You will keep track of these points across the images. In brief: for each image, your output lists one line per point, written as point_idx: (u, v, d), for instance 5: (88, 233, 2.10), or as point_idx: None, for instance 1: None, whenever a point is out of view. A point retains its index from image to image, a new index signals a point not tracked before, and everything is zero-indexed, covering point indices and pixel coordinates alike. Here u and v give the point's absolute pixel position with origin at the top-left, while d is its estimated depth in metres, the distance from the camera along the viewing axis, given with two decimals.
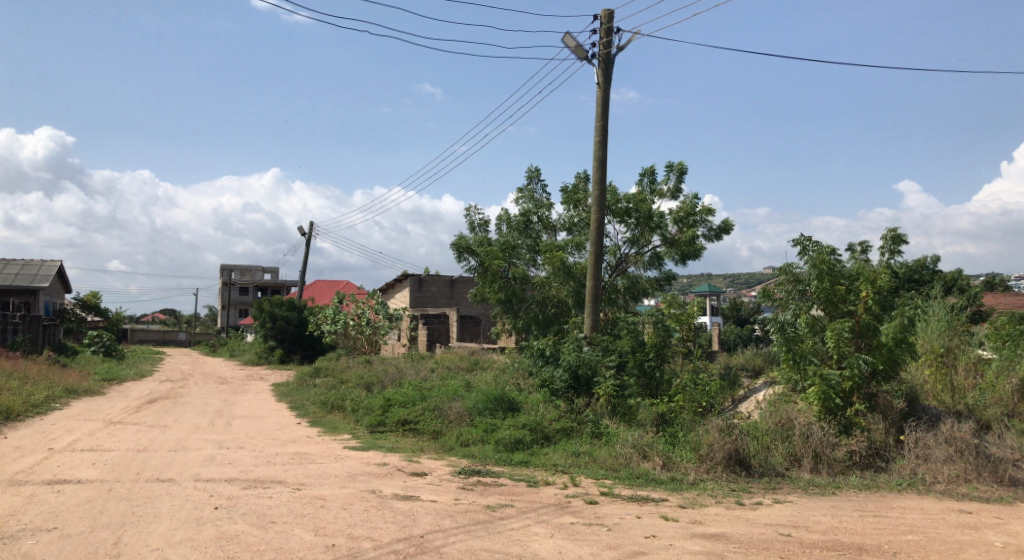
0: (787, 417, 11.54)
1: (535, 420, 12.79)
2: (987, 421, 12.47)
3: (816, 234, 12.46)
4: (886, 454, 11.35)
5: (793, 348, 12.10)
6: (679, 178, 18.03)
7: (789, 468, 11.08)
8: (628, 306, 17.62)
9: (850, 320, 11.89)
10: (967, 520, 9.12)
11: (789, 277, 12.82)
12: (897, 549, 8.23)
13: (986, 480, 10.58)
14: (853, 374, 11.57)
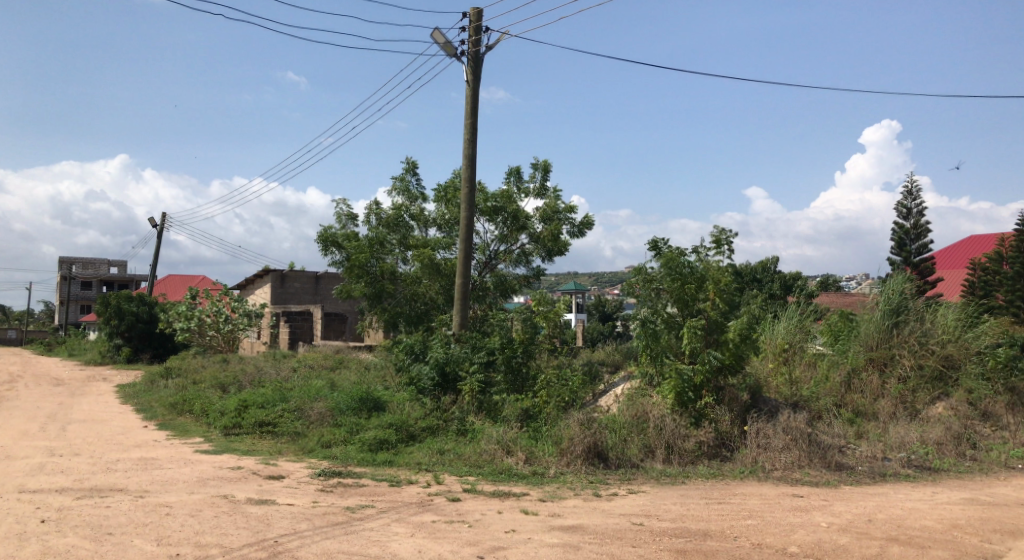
0: (643, 409, 12.07)
1: (400, 419, 12.74)
2: (820, 411, 13.40)
3: (667, 236, 13.02)
4: (730, 444, 12.03)
5: (653, 343, 12.68)
6: (545, 178, 18.37)
7: (644, 459, 11.53)
8: (495, 304, 17.74)
9: (700, 318, 12.56)
10: (798, 504, 9.83)
11: (642, 277, 13.15)
12: (737, 532, 8.76)
13: (816, 466, 11.37)
14: (704, 368, 12.17)
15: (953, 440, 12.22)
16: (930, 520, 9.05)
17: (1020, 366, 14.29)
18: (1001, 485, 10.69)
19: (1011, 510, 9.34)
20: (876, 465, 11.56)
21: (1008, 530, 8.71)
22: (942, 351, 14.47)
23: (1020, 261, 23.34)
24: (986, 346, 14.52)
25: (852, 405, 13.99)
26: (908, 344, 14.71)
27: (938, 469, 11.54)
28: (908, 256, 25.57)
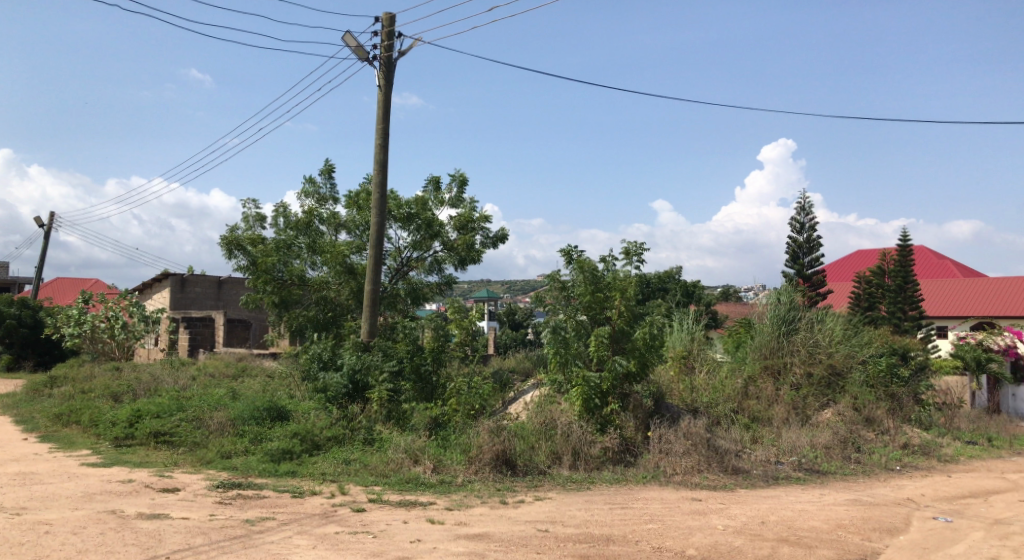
0: (551, 417, 11.97)
1: (304, 428, 12.32)
2: (717, 418, 13.52)
3: (580, 243, 12.71)
4: (634, 450, 11.91)
5: (563, 350, 12.42)
6: (461, 189, 18.24)
7: (551, 465, 11.39)
8: (406, 311, 17.32)
9: (606, 326, 12.53)
10: (697, 507, 9.90)
11: (556, 285, 12.85)
12: (639, 537, 8.72)
13: (714, 470, 11.50)
14: (611, 375, 12.11)
15: (839, 444, 12.70)
16: (818, 520, 9.25)
17: (900, 373, 15.12)
18: (882, 486, 11.21)
19: (889, 510, 9.80)
20: (769, 469, 11.83)
21: (887, 528, 9.02)
22: (830, 359, 15.05)
23: (900, 275, 24.61)
24: (868, 355, 15.30)
25: (749, 411, 14.12)
26: (799, 352, 15.27)
27: (826, 472, 11.98)
28: (801, 268, 26.58)
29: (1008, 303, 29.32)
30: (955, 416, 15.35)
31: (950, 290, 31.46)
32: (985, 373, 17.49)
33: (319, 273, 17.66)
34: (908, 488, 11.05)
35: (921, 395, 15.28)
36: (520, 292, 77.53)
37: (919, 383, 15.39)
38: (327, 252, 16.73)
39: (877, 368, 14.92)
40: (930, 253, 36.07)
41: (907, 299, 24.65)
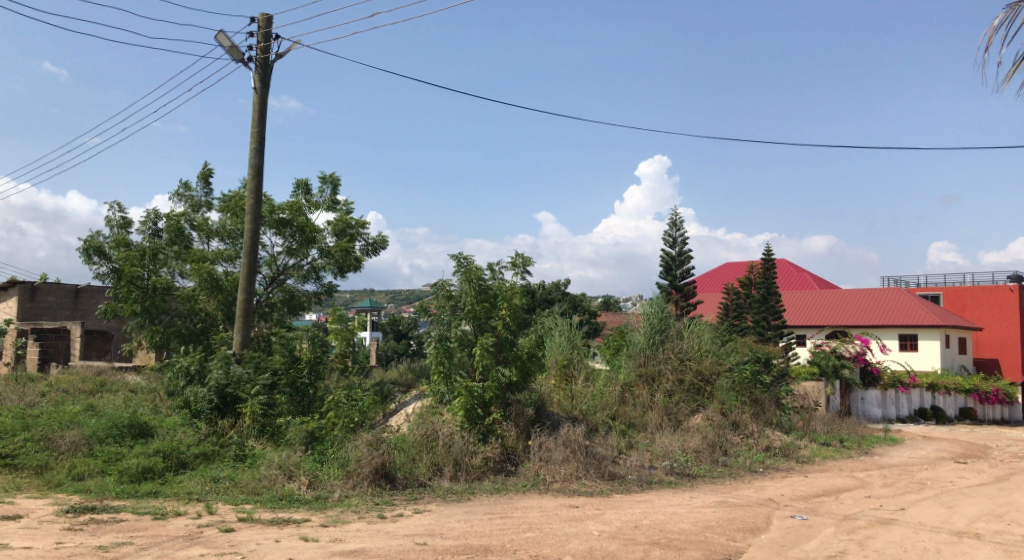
0: (433, 428, 11.37)
1: (169, 445, 11.75)
2: (595, 425, 13.44)
3: (469, 252, 11.84)
4: (515, 459, 11.46)
5: (445, 360, 11.76)
6: (334, 192, 17.93)
7: (432, 478, 10.79)
8: (284, 322, 16.72)
9: (491, 334, 11.80)
10: (574, 513, 9.49)
11: (442, 294, 12.01)
12: (516, 546, 8.36)
13: (592, 476, 11.11)
14: (494, 385, 11.64)
15: (708, 448, 13.22)
16: (686, 523, 9.38)
17: (763, 380, 15.68)
18: (746, 487, 11.70)
19: (752, 511, 10.20)
20: (643, 474, 11.80)
21: (749, 528, 9.38)
22: (699, 366, 15.64)
23: (764, 286, 25.94)
24: (734, 363, 15.85)
25: (625, 417, 14.31)
26: (671, 360, 15.75)
27: (695, 475, 12.29)
28: (673, 280, 27.52)
29: (860, 314, 31.26)
30: (811, 419, 16.24)
31: (809, 302, 33.27)
32: (838, 379, 18.61)
33: (187, 283, 17.03)
34: (769, 488, 11.61)
35: (782, 400, 15.99)
36: (401, 304, 76.76)
37: (779, 389, 16.13)
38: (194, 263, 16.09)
39: (743, 376, 15.43)
40: (792, 266, 38.16)
41: (769, 309, 26.02)
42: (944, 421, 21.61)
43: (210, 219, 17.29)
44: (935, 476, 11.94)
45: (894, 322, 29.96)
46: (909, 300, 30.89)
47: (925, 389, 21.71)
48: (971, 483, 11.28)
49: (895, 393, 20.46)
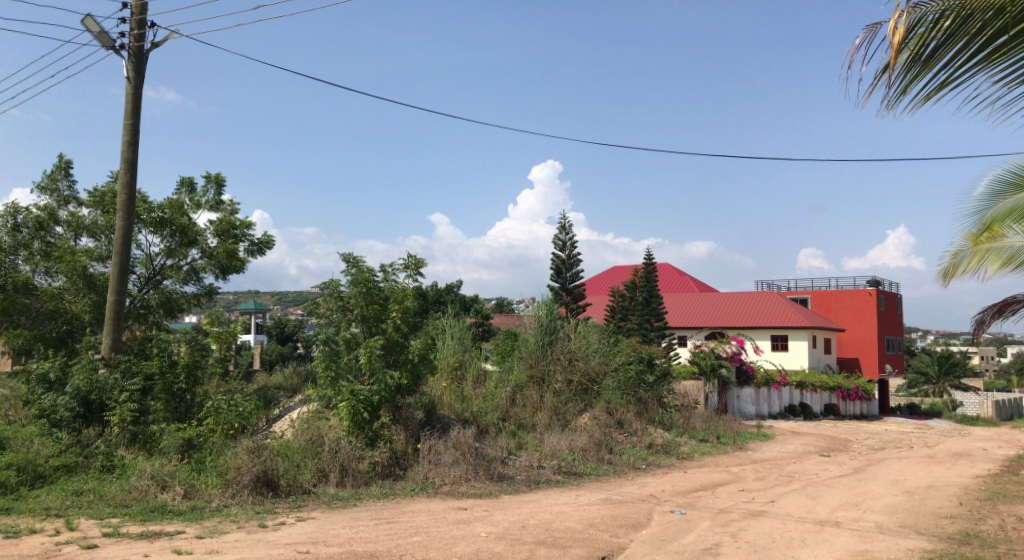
0: (319, 433, 11.07)
1: (25, 458, 11.05)
2: (485, 426, 13.38)
3: (360, 253, 11.53)
4: (404, 463, 11.38)
5: (332, 364, 11.45)
6: (218, 190, 17.49)
7: (317, 484, 10.55)
8: (159, 324, 16.07)
9: (381, 337, 11.60)
10: (462, 516, 9.52)
11: (332, 294, 11.84)
12: (403, 551, 8.28)
13: (481, 478, 11.19)
14: (381, 388, 11.38)
15: (594, 447, 13.43)
16: (572, 521, 9.59)
17: (646, 379, 16.35)
18: (629, 484, 12.05)
19: (634, 508, 10.52)
20: (531, 473, 11.86)
21: (631, 524, 9.73)
22: (586, 366, 15.93)
23: (647, 288, 26.85)
24: (620, 363, 16.35)
25: (516, 418, 14.19)
26: (560, 361, 15.96)
27: (582, 473, 12.40)
28: (564, 282, 28.06)
29: (738, 315, 32.70)
30: (691, 416, 16.88)
31: (690, 305, 34.50)
32: (716, 378, 19.46)
33: (52, 281, 16.14)
34: (650, 484, 12.04)
35: (664, 399, 16.65)
36: (284, 305, 74.70)
37: (662, 388, 16.82)
38: (62, 258, 15.28)
39: (628, 375, 16.02)
40: (674, 269, 39.58)
41: (653, 312, 26.94)
42: (811, 417, 22.92)
43: (80, 214, 16.57)
44: (801, 469, 12.69)
45: (768, 323, 31.49)
46: (781, 302, 32.49)
47: (794, 387, 22.97)
48: (832, 474, 12.06)
49: (767, 390, 21.59)
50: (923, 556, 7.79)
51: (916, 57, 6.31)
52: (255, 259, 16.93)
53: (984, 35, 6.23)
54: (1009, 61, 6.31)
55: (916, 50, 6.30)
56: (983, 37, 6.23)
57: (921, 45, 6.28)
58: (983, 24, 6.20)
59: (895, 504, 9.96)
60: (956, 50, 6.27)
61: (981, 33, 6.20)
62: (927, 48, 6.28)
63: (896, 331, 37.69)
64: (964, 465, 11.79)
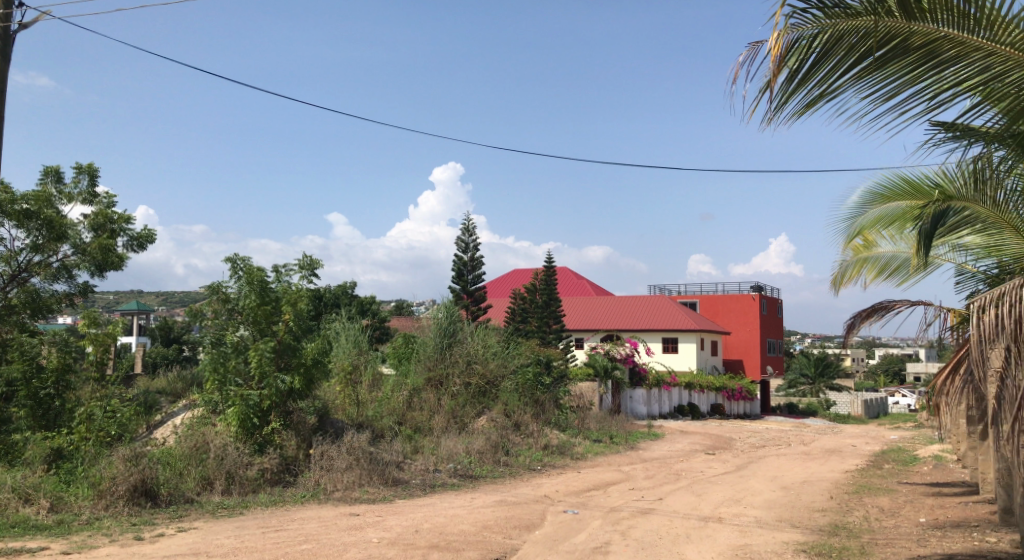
0: (203, 440, 10.79)
1: None
2: (381, 430, 13.20)
3: (248, 253, 11.24)
4: (294, 469, 11.25)
5: (218, 368, 11.17)
6: (92, 182, 16.77)
7: (200, 492, 10.22)
8: (25, 324, 15.01)
9: (272, 339, 11.27)
10: (354, 522, 9.46)
11: (218, 296, 11.38)
12: None
13: (375, 483, 11.13)
14: (272, 392, 11.11)
15: (490, 449, 13.50)
16: (465, 524, 9.66)
17: (543, 381, 16.57)
18: (524, 485, 12.18)
19: (530, 510, 10.65)
20: (426, 477, 11.85)
21: (525, 525, 9.88)
22: (485, 369, 15.92)
23: (546, 291, 27.15)
24: (517, 365, 16.50)
25: (412, 422, 14.06)
26: (459, 363, 15.81)
27: (477, 476, 12.45)
28: (465, 285, 28.11)
29: (632, 317, 33.51)
30: (586, 417, 17.26)
31: (586, 308, 35.15)
32: (610, 379, 19.92)
33: None
34: (544, 485, 12.22)
35: (560, 400, 16.91)
36: (168, 305, 71.85)
37: (558, 390, 17.09)
38: None
39: (525, 378, 16.14)
40: (571, 272, 40.26)
41: (551, 314, 27.26)
42: (698, 417, 23.76)
43: None
44: (688, 467, 13.17)
45: (660, 325, 32.39)
46: (672, 307, 33.51)
47: (684, 388, 23.73)
48: (717, 471, 12.58)
49: (658, 391, 22.24)
50: (797, 548, 8.23)
51: (793, 74, 5.78)
52: (133, 256, 16.31)
53: (858, 53, 5.71)
54: (886, 82, 5.78)
55: (794, 67, 5.75)
56: (856, 55, 5.71)
57: (799, 61, 5.73)
58: (856, 42, 5.69)
59: (773, 499, 10.47)
60: (829, 67, 5.77)
61: (854, 51, 5.69)
62: (803, 65, 5.75)
63: (777, 334, 39.43)
64: (835, 461, 12.50)
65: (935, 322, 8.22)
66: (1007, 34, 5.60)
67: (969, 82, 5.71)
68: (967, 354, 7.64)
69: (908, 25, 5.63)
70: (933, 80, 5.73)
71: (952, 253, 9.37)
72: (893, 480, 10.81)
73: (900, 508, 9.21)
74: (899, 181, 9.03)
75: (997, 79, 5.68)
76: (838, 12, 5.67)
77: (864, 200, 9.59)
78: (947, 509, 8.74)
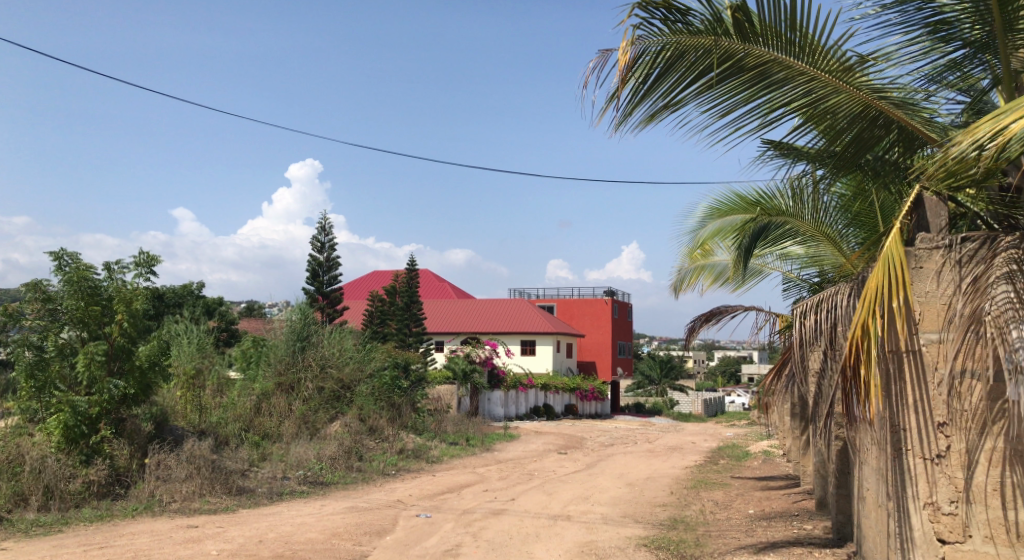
0: (17, 452, 9.98)
1: None
2: (225, 438, 12.68)
3: (77, 249, 10.52)
4: (125, 480, 10.64)
5: (37, 373, 10.34)
6: None
7: (12, 510, 9.49)
8: None
9: (103, 342, 10.61)
10: (190, 535, 9.06)
11: (37, 294, 10.34)
12: None
13: (217, 493, 10.72)
14: (101, 399, 10.51)
15: (343, 455, 13.27)
16: (313, 532, 9.46)
17: (400, 384, 16.46)
18: (377, 490, 12.04)
19: (380, 515, 10.54)
20: (274, 485, 11.50)
21: (375, 531, 9.77)
22: (340, 374, 15.59)
23: (407, 294, 26.97)
24: (374, 369, 16.30)
25: (259, 428, 13.61)
26: (311, 368, 15.45)
27: (328, 483, 12.21)
28: (320, 286, 27.51)
29: (491, 320, 33.82)
30: (443, 421, 17.31)
31: (446, 310, 35.18)
32: (469, 383, 19.98)
33: None
34: (398, 490, 12.12)
35: (417, 404, 16.86)
36: None
37: (416, 393, 17.02)
38: None
39: (382, 382, 15.99)
40: (430, 274, 40.20)
41: (411, 316, 27.11)
42: (553, 418, 24.25)
43: None
44: (540, 467, 13.43)
45: (519, 328, 32.85)
46: (530, 311, 34.08)
47: (540, 390, 24.16)
48: (568, 470, 12.89)
49: (515, 393, 22.55)
50: (639, 542, 8.55)
51: (639, 86, 6.02)
52: None
53: (697, 70, 6.01)
54: (723, 98, 6.10)
55: (639, 79, 6.00)
56: (696, 72, 6.01)
57: (644, 75, 5.98)
58: (696, 60, 5.98)
59: (619, 496, 10.84)
60: (671, 81, 6.05)
61: (694, 68, 5.98)
62: (648, 78, 6.00)
63: (628, 337, 40.87)
64: (676, 458, 13.07)
65: (765, 327, 8.77)
66: (826, 62, 5.97)
67: (793, 104, 6.08)
68: (791, 356, 8.21)
69: (743, 46, 5.95)
70: (763, 100, 6.10)
71: (779, 263, 9.98)
72: (727, 474, 11.43)
73: (732, 501, 9.74)
74: (736, 197, 9.54)
75: (817, 103, 6.06)
76: (681, 29, 5.92)
77: (705, 209, 10.07)
78: (772, 501, 9.32)
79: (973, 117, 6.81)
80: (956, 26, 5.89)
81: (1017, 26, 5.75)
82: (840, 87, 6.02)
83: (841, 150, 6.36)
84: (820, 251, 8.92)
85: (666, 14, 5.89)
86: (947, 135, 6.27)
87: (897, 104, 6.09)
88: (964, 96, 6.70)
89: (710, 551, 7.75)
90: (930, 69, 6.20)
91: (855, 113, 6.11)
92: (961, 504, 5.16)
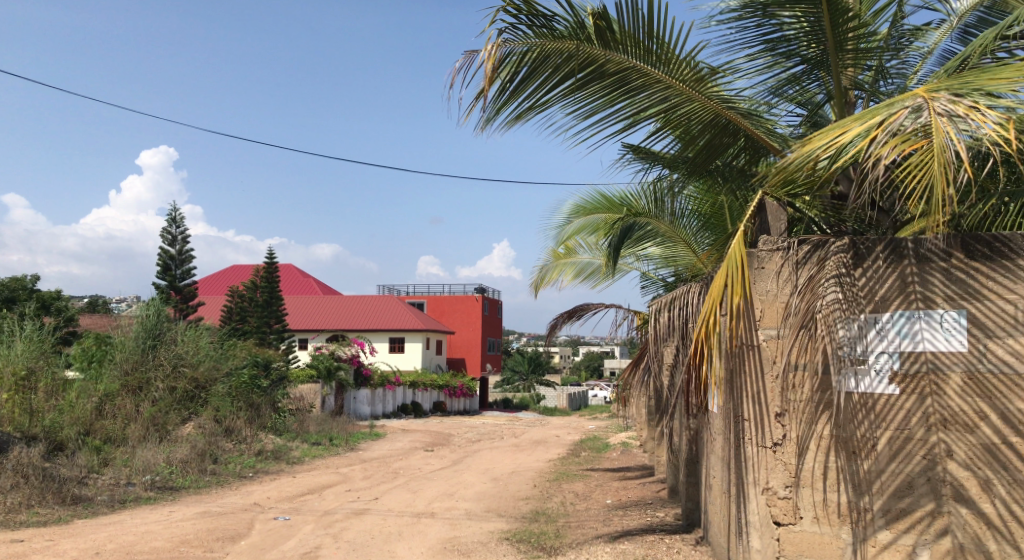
0: None
1: None
2: (61, 443, 11.81)
3: None
4: None
5: None
6: None
7: None
8: None
9: None
10: (14, 550, 8.35)
11: None
12: None
13: (48, 504, 9.95)
14: None
15: (196, 458, 12.67)
16: (159, 540, 8.92)
17: (259, 384, 15.89)
18: (232, 494, 11.53)
19: (234, 519, 10.09)
20: (116, 492, 10.81)
21: (229, 536, 9.32)
22: (194, 373, 14.86)
23: (267, 290, 26.07)
24: (231, 367, 15.66)
25: (101, 432, 12.77)
26: (162, 367, 14.57)
27: (177, 488, 11.60)
28: (172, 281, 26.19)
29: (359, 317, 33.23)
30: (305, 420, 16.86)
31: (312, 307, 34.32)
32: (334, 381, 19.50)
33: None
34: (254, 492, 11.65)
35: (278, 404, 16.32)
36: None
37: (277, 392, 16.47)
38: None
39: (239, 381, 15.41)
40: (296, 270, 39.14)
41: (272, 313, 26.23)
42: (421, 416, 24.03)
43: None
44: (406, 465, 13.25)
45: (387, 326, 32.45)
46: (400, 309, 33.75)
47: (407, 388, 23.91)
48: (433, 467, 12.76)
49: (382, 391, 22.21)
50: (500, 536, 8.53)
51: (505, 86, 5.94)
52: None
53: (562, 73, 5.99)
54: (587, 101, 6.13)
55: (506, 79, 5.91)
56: (561, 74, 5.99)
57: (511, 75, 5.89)
58: (561, 63, 5.96)
59: (482, 491, 10.80)
60: (536, 83, 6.00)
61: (558, 70, 5.95)
62: (514, 79, 5.92)
63: (497, 333, 41.11)
64: (541, 451, 13.18)
65: (623, 324, 8.92)
66: (681, 71, 6.09)
67: (651, 110, 6.18)
68: (647, 351, 8.38)
69: (604, 52, 5.98)
70: (624, 103, 6.17)
71: (637, 262, 10.21)
72: (587, 466, 11.62)
73: (592, 492, 9.87)
74: (599, 195, 9.69)
75: (673, 109, 6.17)
76: (545, 33, 5.89)
77: (571, 207, 10.18)
78: (629, 490, 9.50)
79: (810, 129, 7.16)
80: (795, 42, 6.12)
81: (844, 47, 6.02)
82: (694, 95, 6.14)
83: (694, 155, 6.51)
84: (675, 251, 9.16)
85: (530, 18, 5.85)
86: (788, 145, 6.55)
87: (743, 113, 6.29)
88: (802, 109, 6.99)
89: (570, 541, 7.81)
90: (773, 81, 6.46)
91: (707, 120, 6.25)
92: (793, 488, 5.36)
